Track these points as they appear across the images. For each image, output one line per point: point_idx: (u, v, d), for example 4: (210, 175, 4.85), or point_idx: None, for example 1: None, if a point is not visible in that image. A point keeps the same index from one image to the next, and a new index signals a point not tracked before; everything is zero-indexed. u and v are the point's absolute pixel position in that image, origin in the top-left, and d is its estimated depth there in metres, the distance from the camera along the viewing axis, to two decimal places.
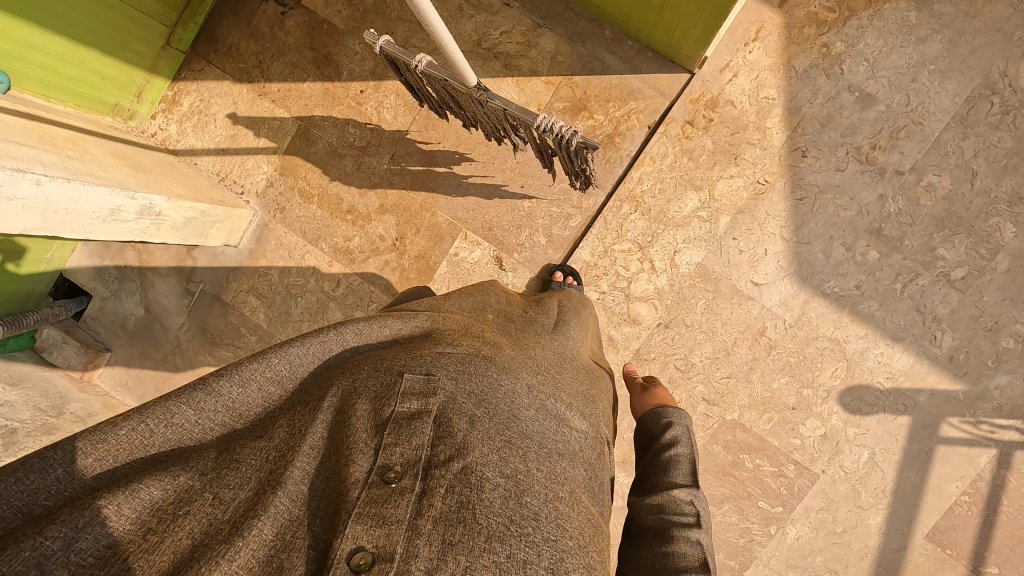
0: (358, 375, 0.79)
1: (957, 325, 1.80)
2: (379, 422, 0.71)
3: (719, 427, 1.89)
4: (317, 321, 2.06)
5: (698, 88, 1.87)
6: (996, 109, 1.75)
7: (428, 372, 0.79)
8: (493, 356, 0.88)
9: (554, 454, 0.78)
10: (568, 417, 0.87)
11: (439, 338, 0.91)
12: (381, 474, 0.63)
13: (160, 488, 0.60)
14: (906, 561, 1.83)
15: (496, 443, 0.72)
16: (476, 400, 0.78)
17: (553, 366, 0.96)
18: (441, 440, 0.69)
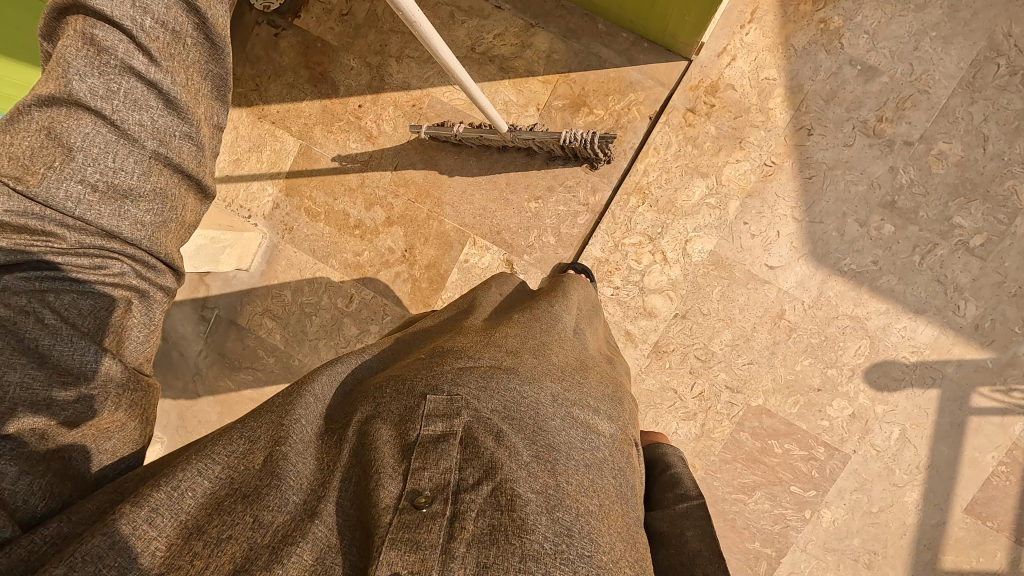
0: (380, 397, 0.78)
1: (980, 294, 1.76)
2: (406, 445, 0.70)
3: (745, 415, 1.87)
4: (333, 338, 2.06)
5: (696, 75, 1.85)
6: (1003, 71, 1.72)
7: (451, 390, 0.77)
8: (516, 366, 0.86)
9: (583, 465, 0.77)
10: (596, 422, 0.85)
11: (458, 351, 0.90)
12: (411, 500, 0.64)
13: (204, 513, 0.61)
14: (946, 536, 1.80)
15: (525, 459, 0.72)
16: (502, 416, 0.76)
17: (575, 370, 0.94)
18: (468, 462, 0.69)
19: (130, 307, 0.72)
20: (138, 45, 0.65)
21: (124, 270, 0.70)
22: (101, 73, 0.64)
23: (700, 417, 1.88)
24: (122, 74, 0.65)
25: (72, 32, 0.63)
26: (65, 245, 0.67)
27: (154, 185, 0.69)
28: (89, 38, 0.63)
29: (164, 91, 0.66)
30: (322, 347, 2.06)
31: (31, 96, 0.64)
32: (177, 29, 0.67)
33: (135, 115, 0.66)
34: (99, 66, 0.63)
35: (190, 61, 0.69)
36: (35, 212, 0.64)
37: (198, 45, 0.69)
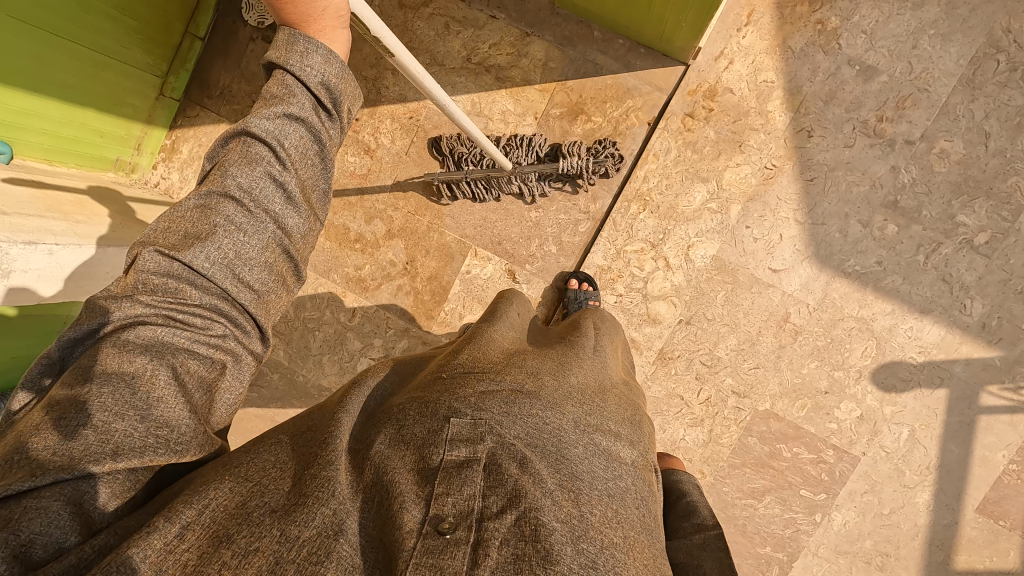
0: (403, 419, 0.78)
1: (986, 292, 1.75)
2: (429, 470, 0.69)
3: (752, 419, 1.86)
4: (337, 353, 2.05)
5: (694, 80, 1.84)
6: (1003, 67, 1.71)
7: (474, 416, 0.77)
8: (537, 391, 0.86)
9: (605, 495, 0.76)
10: (617, 450, 0.84)
11: (479, 372, 0.90)
12: (435, 525, 0.62)
13: (233, 522, 0.61)
14: (958, 536, 1.79)
15: (548, 487, 0.71)
16: (525, 442, 0.77)
17: (595, 393, 0.95)
18: (492, 489, 0.68)
19: (224, 369, 0.79)
20: (279, 159, 0.81)
21: (225, 332, 0.78)
22: (250, 173, 0.80)
23: (707, 422, 1.87)
24: (263, 176, 0.80)
25: (234, 150, 0.81)
26: (189, 302, 0.76)
27: (266, 259, 0.81)
28: (246, 153, 0.80)
29: (289, 189, 0.82)
30: (325, 362, 2.06)
31: (195, 192, 0.79)
32: (307, 151, 0.84)
33: (272, 205, 0.81)
34: (246, 170, 0.80)
35: (309, 173, 0.85)
36: (173, 274, 0.75)
37: (317, 162, 0.86)
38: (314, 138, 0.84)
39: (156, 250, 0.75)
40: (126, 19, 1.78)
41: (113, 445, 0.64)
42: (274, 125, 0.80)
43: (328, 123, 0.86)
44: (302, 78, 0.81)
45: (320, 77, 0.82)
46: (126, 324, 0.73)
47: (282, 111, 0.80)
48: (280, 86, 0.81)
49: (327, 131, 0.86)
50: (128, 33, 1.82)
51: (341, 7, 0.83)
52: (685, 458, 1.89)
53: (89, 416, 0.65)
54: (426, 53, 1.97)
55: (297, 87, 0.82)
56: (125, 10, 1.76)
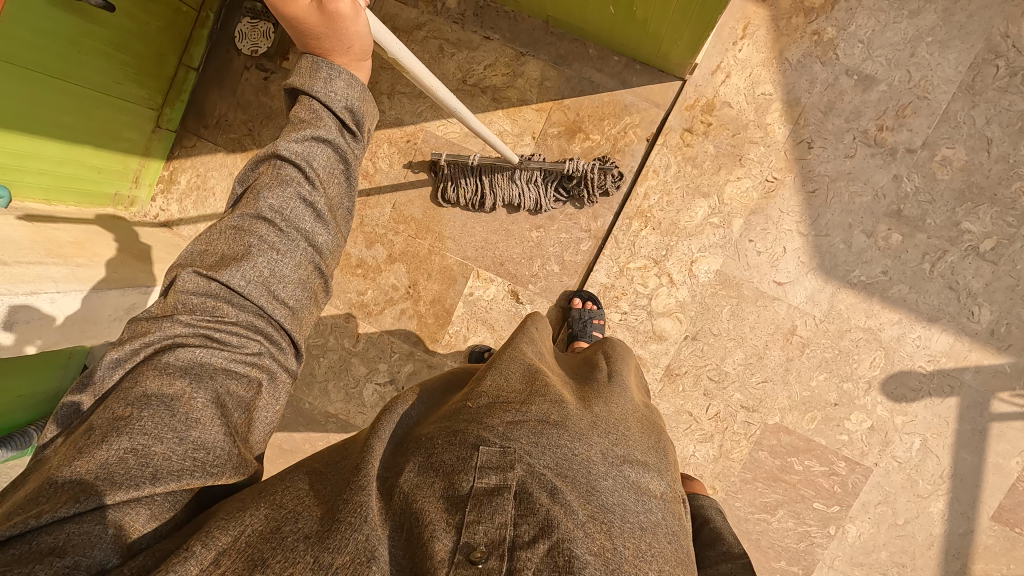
0: (432, 448, 0.74)
1: (994, 298, 1.74)
2: (458, 498, 0.66)
3: (763, 434, 1.85)
4: (342, 380, 2.05)
5: (691, 95, 1.83)
6: (1003, 72, 1.69)
7: (504, 444, 0.74)
8: (564, 419, 0.82)
9: (638, 528, 0.73)
10: (647, 481, 0.80)
11: (504, 400, 0.85)
12: (466, 554, 0.60)
13: (268, 546, 0.58)
14: (974, 545, 1.78)
15: (580, 519, 0.68)
16: (555, 472, 0.74)
17: (622, 421, 0.90)
18: (524, 518, 0.65)
19: (261, 387, 0.77)
20: (308, 179, 0.81)
21: (260, 349, 0.77)
22: (281, 194, 0.79)
23: (717, 438, 1.86)
24: (294, 196, 0.80)
25: (266, 173, 0.80)
26: (225, 320, 0.75)
27: (299, 275, 0.81)
28: (277, 175, 0.80)
29: (317, 207, 0.82)
30: (331, 388, 2.05)
31: (229, 215, 0.79)
32: (334, 171, 0.83)
33: (305, 222, 0.81)
34: (279, 191, 0.79)
35: (336, 191, 0.85)
36: (212, 292, 0.75)
37: (344, 181, 0.85)
38: (340, 157, 0.83)
39: (195, 270, 0.75)
40: (120, 55, 1.78)
41: (152, 469, 0.63)
42: (302, 147, 0.80)
43: (354, 143, 0.85)
44: (328, 102, 0.81)
45: (345, 102, 0.82)
46: (165, 347, 0.73)
47: (310, 134, 0.80)
48: (306, 111, 0.80)
49: (352, 150, 0.85)
50: (122, 69, 1.81)
51: (366, 41, 0.82)
52: (696, 475, 1.87)
53: (127, 441, 0.63)
54: None
55: (323, 110, 0.81)
56: (120, 46, 1.76)
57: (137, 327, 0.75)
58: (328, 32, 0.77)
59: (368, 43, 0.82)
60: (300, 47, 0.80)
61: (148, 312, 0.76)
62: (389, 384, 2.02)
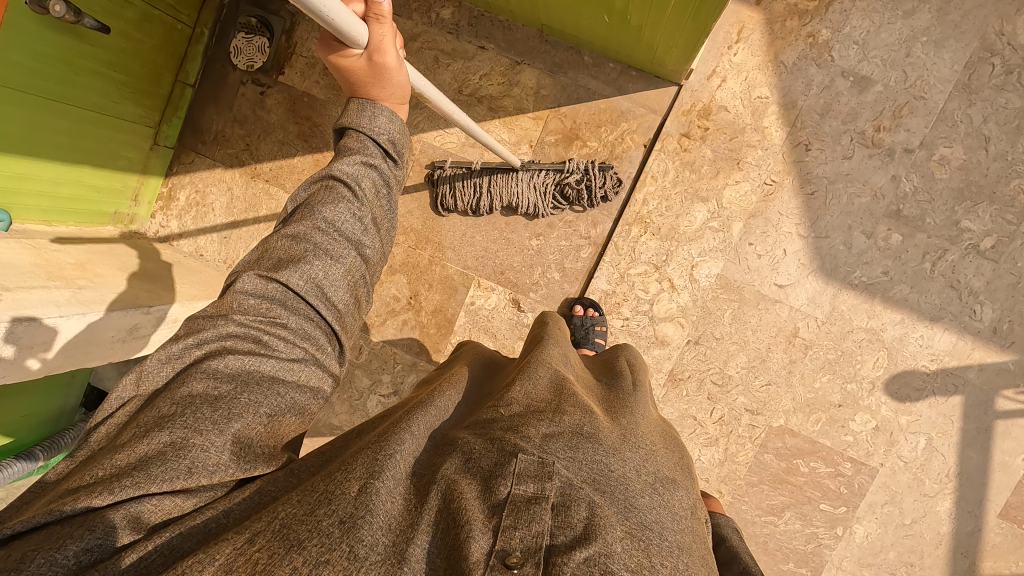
0: (469, 451, 0.70)
1: (996, 296, 1.74)
2: (496, 501, 0.62)
3: (767, 436, 1.85)
4: (346, 392, 2.05)
5: (687, 100, 1.83)
6: (998, 70, 1.69)
7: (541, 454, 0.70)
8: (597, 432, 0.79)
9: (674, 548, 0.68)
10: (678, 502, 0.77)
11: (538, 408, 0.81)
12: (502, 558, 0.56)
13: (303, 528, 0.54)
14: (982, 543, 1.77)
15: (618, 534, 0.63)
16: (592, 486, 0.69)
17: (647, 436, 0.88)
18: (560, 529, 0.61)
19: (307, 392, 0.76)
20: (356, 194, 0.84)
21: (303, 355, 0.77)
22: (335, 208, 0.82)
23: (722, 441, 1.86)
24: (345, 209, 0.83)
25: (318, 192, 0.84)
26: (281, 322, 0.77)
27: (348, 280, 0.83)
28: (328, 192, 0.83)
29: (365, 220, 0.85)
30: (335, 401, 2.05)
31: (282, 230, 0.82)
32: (379, 191, 0.87)
33: (358, 235, 0.84)
34: (330, 204, 0.82)
35: (380, 208, 0.88)
36: (265, 293, 0.78)
37: (387, 202, 0.89)
38: (384, 182, 0.87)
39: (255, 274, 0.78)
40: (116, 74, 1.78)
41: (187, 462, 0.61)
42: (352, 168, 0.83)
43: (395, 169, 0.89)
44: (371, 134, 0.85)
45: (389, 134, 0.86)
46: (215, 351, 0.73)
47: (361, 160, 0.84)
48: (354, 141, 0.85)
49: (393, 173, 0.89)
50: (118, 88, 1.82)
51: (407, 90, 0.86)
52: (702, 479, 1.87)
53: (168, 435, 0.63)
54: None
55: (368, 139, 0.86)
56: (116, 66, 1.76)
57: (194, 324, 0.76)
58: (375, 81, 0.82)
59: (409, 93, 0.87)
60: (348, 94, 0.85)
61: (203, 313, 0.78)
62: (393, 396, 2.02)
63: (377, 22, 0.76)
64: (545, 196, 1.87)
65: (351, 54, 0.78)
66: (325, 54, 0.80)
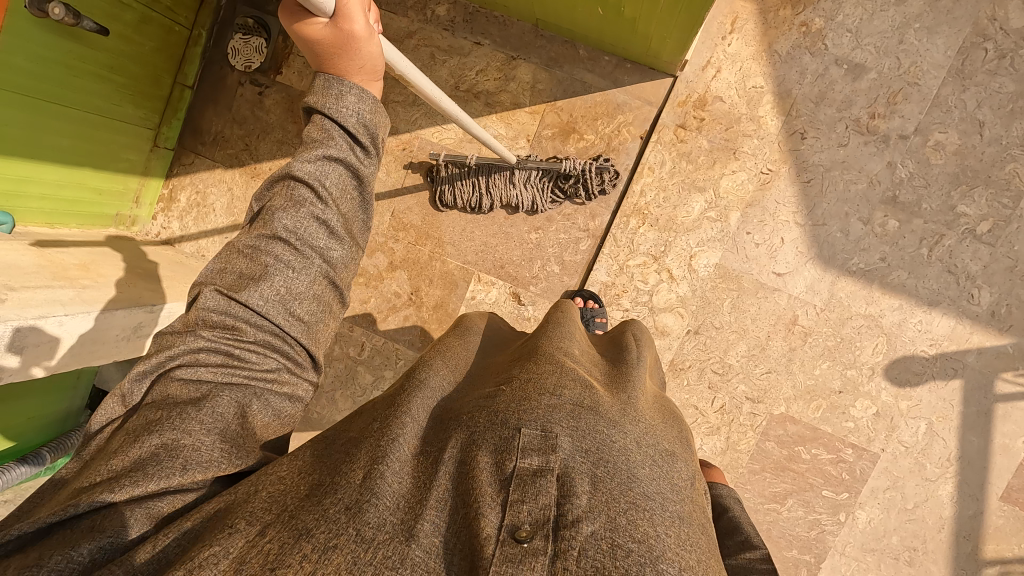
0: (473, 425, 0.71)
1: (993, 280, 1.75)
2: (503, 476, 0.63)
3: (769, 424, 1.86)
4: (349, 388, 2.06)
5: (683, 91, 1.84)
6: (991, 55, 1.70)
7: (545, 428, 0.70)
8: (597, 405, 0.79)
9: (676, 517, 0.69)
10: (678, 472, 0.78)
11: (539, 381, 0.81)
12: (511, 532, 0.56)
13: (312, 517, 0.56)
14: (985, 526, 1.78)
15: (621, 506, 0.64)
16: (595, 457, 0.70)
17: (646, 411, 0.88)
18: (567, 499, 0.62)
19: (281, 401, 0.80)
20: (320, 197, 0.82)
21: (277, 366, 0.79)
22: (294, 215, 0.81)
23: (723, 430, 1.87)
24: (307, 216, 0.81)
25: (280, 196, 0.83)
26: (246, 339, 0.77)
27: (315, 290, 0.82)
28: (290, 198, 0.82)
29: (331, 225, 0.83)
30: (338, 398, 2.07)
31: (246, 236, 0.81)
32: (346, 188, 0.85)
33: (322, 240, 0.83)
34: (293, 211, 0.81)
35: (349, 207, 0.86)
36: (231, 312, 0.77)
37: (356, 200, 0.87)
38: (352, 177, 0.85)
39: (216, 290, 0.78)
40: (115, 77, 1.80)
41: (182, 459, 0.65)
42: (314, 167, 0.81)
43: (365, 158, 0.86)
44: (339, 120, 0.82)
45: (357, 117, 0.83)
46: (188, 363, 0.75)
47: (322, 153, 0.81)
48: (319, 131, 0.82)
49: (364, 166, 0.86)
50: (118, 90, 1.83)
51: (379, 63, 0.82)
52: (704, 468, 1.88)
53: (158, 438, 0.66)
54: None
55: (334, 128, 0.83)
56: (115, 68, 1.78)
57: (163, 340, 0.78)
58: (342, 54, 0.78)
59: (382, 66, 0.83)
60: (314, 67, 0.81)
61: (171, 327, 0.78)
62: None
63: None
64: (543, 191, 1.88)
65: (315, 22, 0.74)
66: (288, 22, 0.76)
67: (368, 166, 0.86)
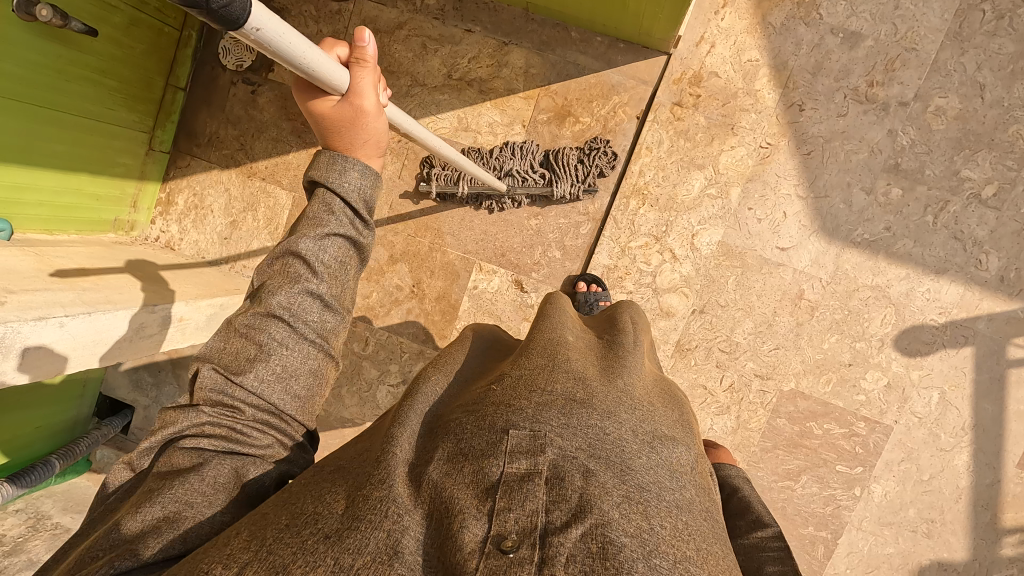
0: (460, 432, 0.69)
1: (1001, 245, 1.72)
2: (488, 485, 0.61)
3: (779, 401, 1.84)
4: (355, 383, 2.07)
5: (678, 68, 1.82)
6: (989, 16, 1.68)
7: (533, 428, 0.69)
8: (591, 396, 0.77)
9: (674, 506, 0.68)
10: (677, 457, 0.76)
11: (529, 377, 0.80)
12: (497, 543, 0.54)
13: (289, 551, 0.53)
14: (1003, 494, 1.76)
15: (615, 499, 0.62)
16: (588, 453, 0.68)
17: (646, 395, 0.86)
18: (556, 504, 0.60)
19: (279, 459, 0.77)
20: (315, 272, 0.78)
21: (275, 441, 0.77)
22: (291, 292, 0.77)
23: (733, 409, 1.85)
24: (304, 293, 0.77)
25: (277, 272, 0.78)
26: (242, 417, 0.74)
27: (310, 365, 0.79)
28: (286, 272, 0.78)
29: (327, 300, 0.79)
30: (345, 393, 2.07)
31: (242, 313, 0.77)
32: (346, 260, 0.81)
33: (316, 317, 0.79)
34: (289, 289, 0.77)
35: (348, 278, 0.82)
36: (228, 392, 0.74)
37: (353, 268, 0.83)
38: (352, 250, 0.82)
39: (214, 368, 0.75)
40: (107, 80, 1.79)
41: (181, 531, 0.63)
42: (315, 245, 0.77)
43: (364, 229, 0.83)
44: (342, 194, 0.78)
45: (359, 192, 0.79)
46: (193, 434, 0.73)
47: (324, 231, 0.78)
48: (320, 206, 0.78)
49: (365, 238, 0.82)
50: (110, 94, 1.82)
51: (383, 136, 0.79)
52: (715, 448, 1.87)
53: (160, 509, 0.64)
54: (406, 75, 1.97)
55: (337, 203, 0.79)
56: (107, 72, 1.77)
57: (166, 416, 0.76)
58: (349, 127, 0.75)
59: (387, 140, 0.80)
60: (320, 141, 0.78)
61: (175, 402, 0.77)
62: (401, 384, 2.03)
63: (359, 66, 0.72)
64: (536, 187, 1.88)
65: (330, 98, 0.73)
66: (300, 98, 0.74)
67: (367, 234, 0.83)
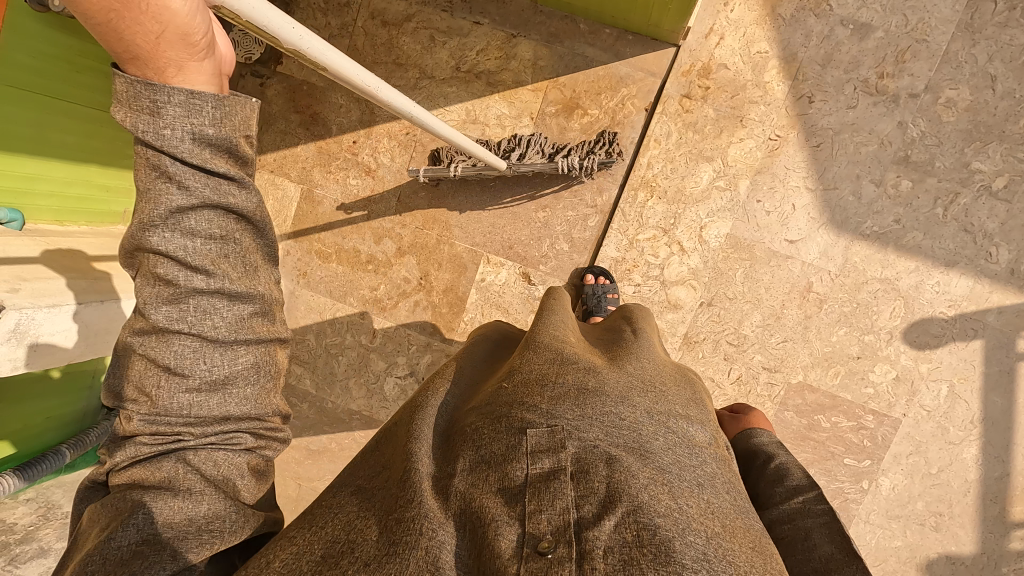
0: (478, 439, 0.68)
1: (1011, 237, 1.72)
2: (514, 487, 0.61)
3: (787, 394, 1.84)
4: (363, 375, 2.08)
5: (687, 60, 1.81)
6: (1001, 7, 1.67)
7: (550, 424, 0.68)
8: (602, 385, 0.77)
9: (697, 484, 0.68)
10: (694, 434, 0.76)
11: (538, 373, 0.80)
12: (534, 546, 0.55)
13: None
14: (1012, 488, 1.75)
15: (642, 482, 0.63)
16: (607, 441, 0.68)
17: (655, 377, 0.86)
18: (584, 497, 0.60)
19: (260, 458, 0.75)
20: (193, 268, 0.65)
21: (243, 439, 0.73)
22: (168, 296, 0.65)
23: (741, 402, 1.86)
24: (184, 292, 0.65)
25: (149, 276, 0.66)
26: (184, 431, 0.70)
27: (221, 364, 0.69)
28: (156, 277, 0.65)
29: (218, 287, 0.66)
30: (353, 385, 2.09)
31: (131, 331, 0.68)
32: (224, 235, 0.67)
33: (205, 318, 0.67)
34: (169, 296, 0.65)
35: (236, 253, 0.68)
36: (151, 415, 0.68)
37: (249, 241, 0.69)
38: (234, 220, 0.67)
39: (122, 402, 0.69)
40: None
41: (171, 550, 0.63)
42: (171, 238, 0.63)
43: (240, 192, 0.66)
44: (168, 151, 0.60)
45: (195, 145, 0.60)
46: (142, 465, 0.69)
47: (170, 211, 0.62)
48: (150, 179, 0.61)
49: (244, 203, 0.67)
50: None
51: (198, 28, 0.58)
52: None
53: (137, 532, 0.62)
54: (414, 68, 1.97)
55: (177, 172, 0.61)
56: None
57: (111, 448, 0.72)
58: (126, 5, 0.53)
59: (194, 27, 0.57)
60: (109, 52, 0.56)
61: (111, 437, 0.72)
62: (409, 377, 2.04)
63: None
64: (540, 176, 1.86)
65: None
66: None
67: (244, 198, 0.66)
